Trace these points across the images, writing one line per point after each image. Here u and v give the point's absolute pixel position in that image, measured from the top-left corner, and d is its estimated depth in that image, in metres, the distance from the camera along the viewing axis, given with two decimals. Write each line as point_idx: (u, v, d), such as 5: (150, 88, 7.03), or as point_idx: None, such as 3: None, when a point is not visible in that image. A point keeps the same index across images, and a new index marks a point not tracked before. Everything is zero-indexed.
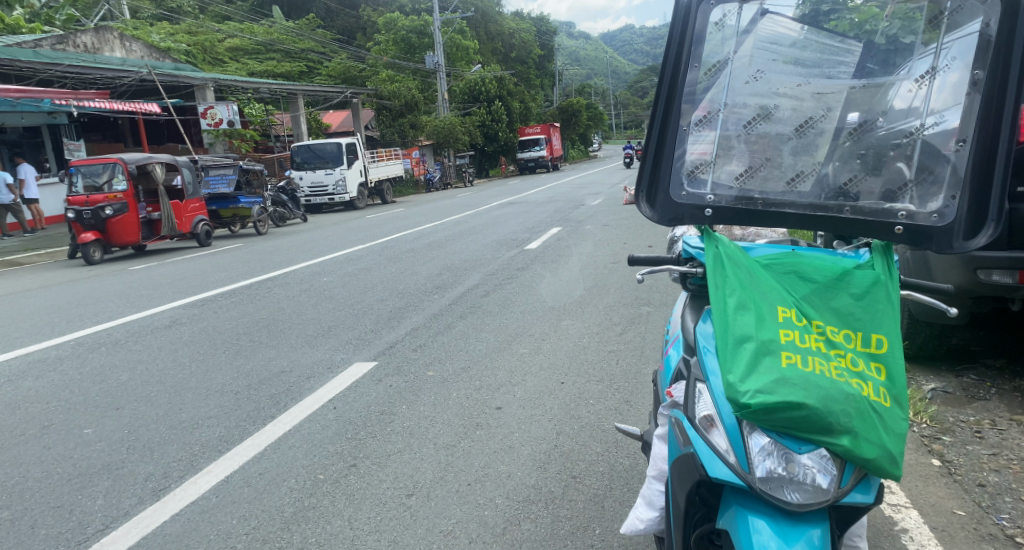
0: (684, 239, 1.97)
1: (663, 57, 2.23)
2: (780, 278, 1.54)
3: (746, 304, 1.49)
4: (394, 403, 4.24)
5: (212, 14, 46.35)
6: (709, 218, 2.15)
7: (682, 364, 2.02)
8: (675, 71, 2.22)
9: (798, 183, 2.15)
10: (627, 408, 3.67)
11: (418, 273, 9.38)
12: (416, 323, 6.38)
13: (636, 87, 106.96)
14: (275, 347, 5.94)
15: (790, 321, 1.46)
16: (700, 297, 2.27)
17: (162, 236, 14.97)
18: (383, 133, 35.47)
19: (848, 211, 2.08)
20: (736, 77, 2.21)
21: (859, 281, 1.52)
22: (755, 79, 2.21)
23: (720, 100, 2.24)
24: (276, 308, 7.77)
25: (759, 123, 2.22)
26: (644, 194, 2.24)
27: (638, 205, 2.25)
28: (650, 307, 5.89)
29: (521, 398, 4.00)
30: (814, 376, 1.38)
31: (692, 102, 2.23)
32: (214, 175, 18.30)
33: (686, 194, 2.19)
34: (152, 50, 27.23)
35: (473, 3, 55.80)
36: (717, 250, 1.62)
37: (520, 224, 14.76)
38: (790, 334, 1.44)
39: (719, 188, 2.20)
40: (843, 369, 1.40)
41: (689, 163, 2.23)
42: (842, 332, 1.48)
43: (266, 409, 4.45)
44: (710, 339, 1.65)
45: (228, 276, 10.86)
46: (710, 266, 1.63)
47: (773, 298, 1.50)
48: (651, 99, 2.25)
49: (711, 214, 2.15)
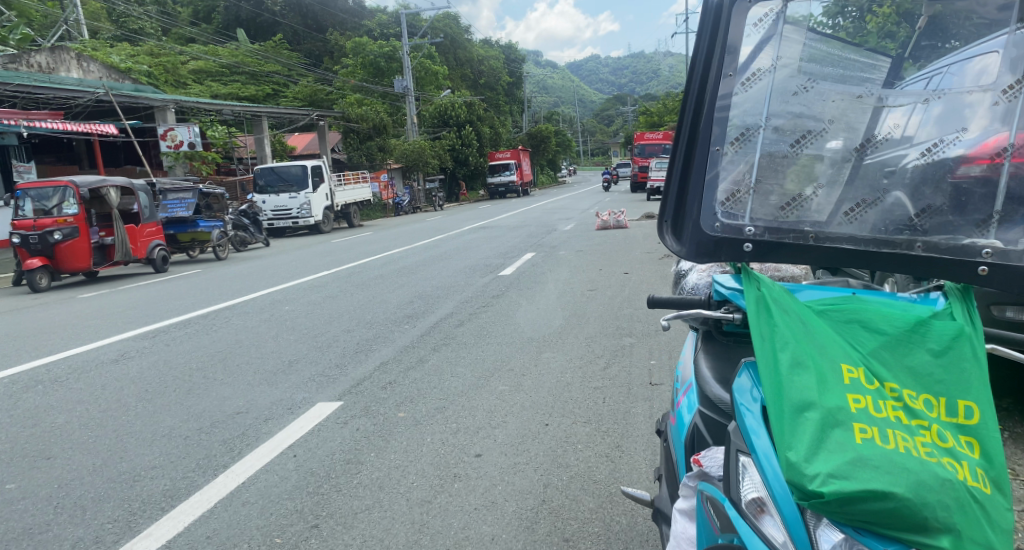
0: (715, 278, 1.73)
1: (689, 71, 1.99)
2: (840, 329, 1.40)
3: (804, 362, 1.31)
4: (362, 450, 3.85)
5: (176, 36, 45.60)
6: (750, 254, 1.87)
7: (715, 424, 1.76)
8: (702, 87, 1.98)
9: (856, 216, 1.87)
10: (618, 455, 3.36)
11: (387, 301, 8.99)
12: (385, 357, 6.00)
13: (603, 114, 108.92)
14: (231, 385, 5.48)
15: (859, 384, 1.29)
16: (721, 344, 2.02)
17: (116, 262, 14.21)
18: (351, 156, 35.07)
19: (920, 246, 1.76)
20: (776, 92, 1.96)
21: (937, 334, 1.40)
22: (805, 91, 1.96)
23: (758, 118, 1.98)
24: (235, 340, 7.28)
25: (807, 143, 1.97)
26: (670, 225, 1.99)
27: (663, 237, 1.99)
28: (633, 338, 5.63)
29: (503, 443, 3.66)
30: (898, 456, 1.18)
31: (723, 122, 1.97)
32: (172, 199, 17.66)
33: (720, 225, 1.92)
34: (111, 71, 26.48)
35: (442, 29, 56.22)
36: (761, 292, 1.45)
37: (493, 249, 14.48)
38: (860, 401, 1.26)
39: (758, 219, 1.94)
40: (927, 447, 1.22)
41: (724, 190, 1.97)
42: (922, 397, 1.32)
43: (218, 456, 4.00)
44: (753, 396, 1.44)
45: (185, 305, 10.28)
46: (753, 312, 1.46)
47: (837, 356, 1.33)
48: (675, 120, 2.03)
49: (751, 248, 1.87)
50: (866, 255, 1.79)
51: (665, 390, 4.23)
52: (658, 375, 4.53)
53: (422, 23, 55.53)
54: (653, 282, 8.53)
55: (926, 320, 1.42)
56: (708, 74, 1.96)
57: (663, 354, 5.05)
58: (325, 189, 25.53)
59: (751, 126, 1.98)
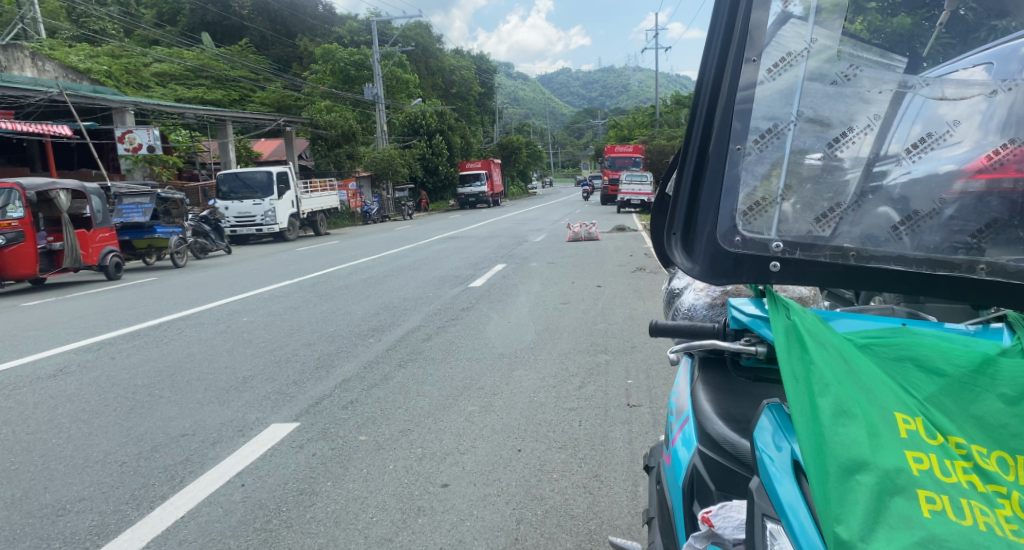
0: (733, 307, 1.60)
1: (708, 50, 1.70)
2: (886, 367, 1.29)
3: (850, 411, 1.19)
4: (318, 479, 3.52)
5: (140, 38, 44.39)
6: (776, 275, 1.62)
7: (729, 473, 1.53)
8: (723, 73, 1.69)
9: (910, 232, 1.59)
10: (596, 486, 3.11)
11: (352, 313, 8.62)
12: (348, 373, 5.66)
13: (573, 127, 109.97)
14: (178, 404, 5.07)
15: (918, 439, 1.17)
16: (726, 381, 1.79)
17: (64, 269, 13.48)
18: (319, 163, 34.47)
19: (983, 269, 1.53)
20: (810, 81, 1.67)
21: (1006, 376, 1.28)
22: (847, 79, 1.67)
23: (787, 110, 1.69)
24: (187, 353, 6.83)
25: (845, 142, 1.68)
26: (680, 236, 1.72)
27: (671, 252, 1.72)
28: (608, 355, 5.41)
29: (472, 472, 3.37)
30: (979, 537, 1.04)
31: (744, 117, 1.68)
32: (128, 204, 16.93)
33: (741, 240, 1.65)
34: (68, 71, 25.50)
35: (414, 38, 56.00)
36: (792, 320, 1.33)
37: (462, 260, 14.19)
38: (921, 463, 1.14)
39: (787, 231, 1.66)
40: (1010, 521, 1.09)
41: (745, 199, 1.69)
42: (992, 453, 1.20)
43: (156, 485, 3.60)
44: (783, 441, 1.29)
45: (136, 315, 9.71)
46: (782, 342, 1.34)
47: (888, 403, 1.21)
48: (687, 113, 1.73)
49: (778, 269, 1.62)
50: (919, 282, 1.54)
51: (644, 412, 4.00)
52: (635, 395, 4.30)
53: (394, 32, 55.28)
54: (626, 296, 8.37)
55: (994, 359, 1.30)
56: (729, 52, 1.68)
57: (640, 372, 4.84)
58: (291, 196, 24.96)
59: (779, 121, 1.69)
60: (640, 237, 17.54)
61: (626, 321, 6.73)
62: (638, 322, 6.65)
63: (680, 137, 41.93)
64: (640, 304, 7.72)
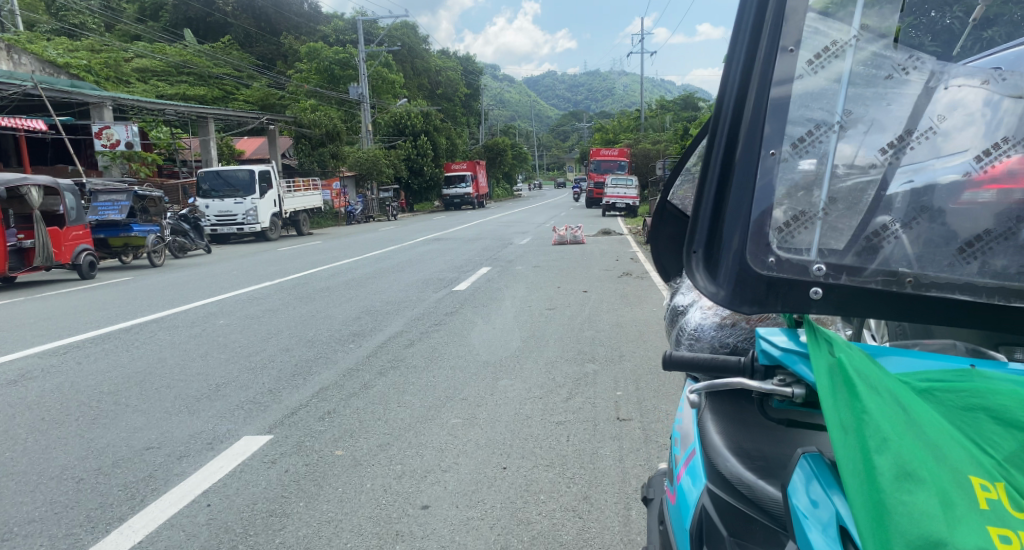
0: (764, 336, 1.41)
1: (737, 47, 1.47)
2: (955, 419, 1.13)
3: (915, 473, 1.04)
4: (289, 499, 3.30)
5: (120, 33, 43.55)
6: (817, 304, 1.44)
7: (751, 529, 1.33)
8: (757, 70, 1.45)
9: (973, 256, 1.40)
10: (587, 508, 2.92)
11: (332, 316, 8.37)
12: (325, 381, 5.42)
13: (559, 129, 110.13)
14: (145, 414, 4.80)
15: (996, 508, 1.01)
16: (742, 418, 1.60)
17: (35, 267, 13.03)
18: (302, 162, 34.02)
19: None
20: (854, 80, 1.46)
21: None
22: (896, 77, 1.46)
23: (831, 114, 1.46)
24: (158, 358, 6.55)
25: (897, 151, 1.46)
26: (703, 257, 1.51)
27: (693, 276, 1.52)
28: (596, 364, 5.24)
29: (454, 492, 3.17)
30: None
31: (780, 121, 1.45)
32: (103, 201, 16.47)
33: (775, 263, 1.45)
34: (44, 65, 24.87)
35: (400, 38, 55.66)
36: (839, 359, 1.20)
37: (447, 262, 13.98)
38: (1004, 539, 0.98)
39: (830, 253, 1.46)
40: None
41: (780, 216, 1.47)
42: None
43: (115, 505, 3.35)
44: (831, 499, 1.14)
45: (107, 316, 9.36)
46: (832, 386, 1.20)
47: (960, 463, 1.05)
48: (712, 117, 1.51)
49: (821, 296, 1.43)
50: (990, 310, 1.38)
51: (635, 427, 3.82)
52: (626, 409, 4.13)
53: (380, 31, 54.88)
54: (614, 301, 8.22)
55: None
56: (759, 45, 1.45)
57: (630, 383, 4.67)
58: (273, 195, 24.56)
59: (824, 122, 1.47)
60: (626, 241, 17.45)
61: (614, 329, 6.56)
62: (627, 329, 6.49)
63: (666, 141, 42.05)
64: (628, 310, 7.57)
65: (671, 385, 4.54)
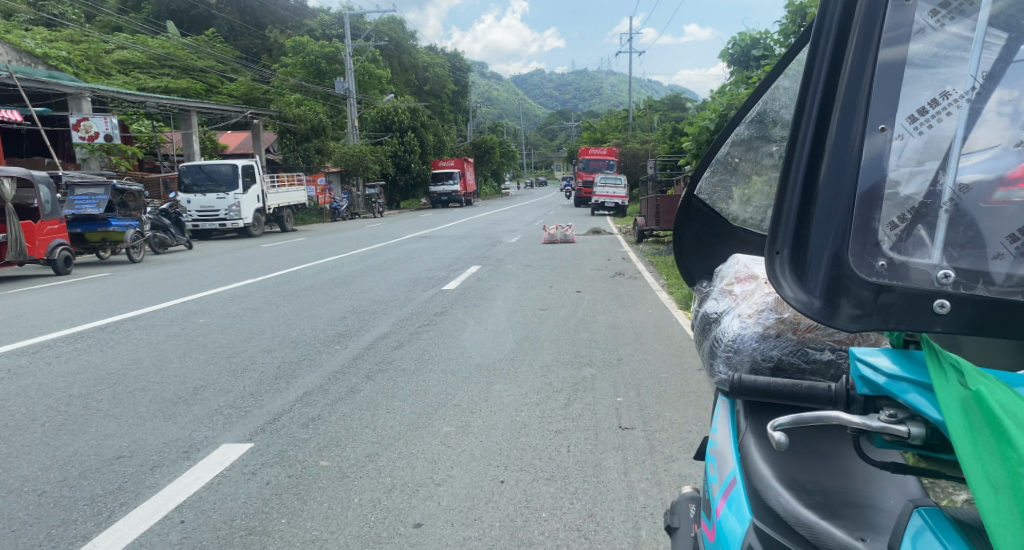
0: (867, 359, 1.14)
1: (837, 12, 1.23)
2: None
3: None
4: (271, 515, 3.06)
5: (101, 24, 42.73)
6: (945, 323, 1.14)
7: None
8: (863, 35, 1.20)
9: None
10: (593, 528, 2.72)
11: (317, 316, 8.11)
12: (311, 385, 5.18)
13: (546, 128, 110.17)
14: (117, 419, 4.52)
15: None
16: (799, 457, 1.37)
17: (8, 262, 12.59)
18: (287, 157, 33.54)
19: None
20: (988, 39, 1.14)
21: None
22: None
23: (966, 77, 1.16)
24: (133, 358, 6.25)
25: None
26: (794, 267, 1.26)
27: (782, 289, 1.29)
28: (593, 369, 5.05)
29: (449, 509, 2.95)
30: None
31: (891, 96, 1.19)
32: (80, 195, 16.01)
33: (884, 273, 1.18)
34: (21, 54, 24.20)
35: (388, 34, 55.23)
36: (973, 393, 0.96)
37: (435, 261, 13.77)
38: None
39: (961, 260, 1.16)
40: None
41: (892, 214, 1.20)
42: None
43: (79, 522, 3.08)
44: None
45: (83, 313, 9.02)
46: (963, 430, 0.96)
47: None
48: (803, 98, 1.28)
49: (948, 311, 1.14)
50: None
51: (639, 437, 3.62)
52: (627, 417, 3.93)
53: (367, 27, 54.39)
54: (607, 302, 8.05)
55: None
56: (850, 46, 1.22)
57: (630, 389, 4.48)
58: (257, 190, 24.14)
59: (952, 91, 1.17)
60: (615, 240, 17.34)
61: (610, 331, 6.37)
62: (622, 332, 6.31)
63: (653, 141, 42.11)
64: (623, 311, 7.39)
65: (674, 391, 4.35)
